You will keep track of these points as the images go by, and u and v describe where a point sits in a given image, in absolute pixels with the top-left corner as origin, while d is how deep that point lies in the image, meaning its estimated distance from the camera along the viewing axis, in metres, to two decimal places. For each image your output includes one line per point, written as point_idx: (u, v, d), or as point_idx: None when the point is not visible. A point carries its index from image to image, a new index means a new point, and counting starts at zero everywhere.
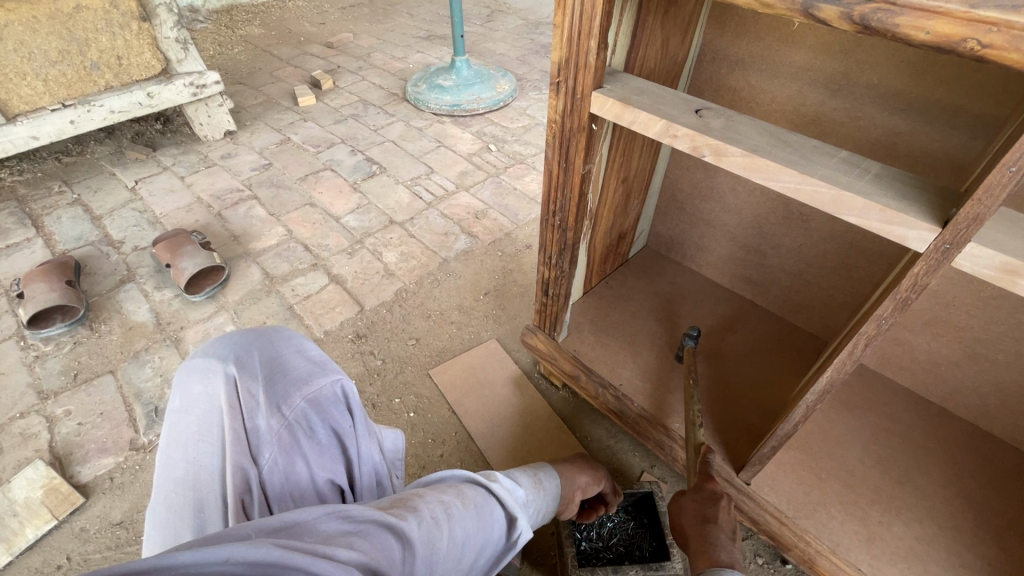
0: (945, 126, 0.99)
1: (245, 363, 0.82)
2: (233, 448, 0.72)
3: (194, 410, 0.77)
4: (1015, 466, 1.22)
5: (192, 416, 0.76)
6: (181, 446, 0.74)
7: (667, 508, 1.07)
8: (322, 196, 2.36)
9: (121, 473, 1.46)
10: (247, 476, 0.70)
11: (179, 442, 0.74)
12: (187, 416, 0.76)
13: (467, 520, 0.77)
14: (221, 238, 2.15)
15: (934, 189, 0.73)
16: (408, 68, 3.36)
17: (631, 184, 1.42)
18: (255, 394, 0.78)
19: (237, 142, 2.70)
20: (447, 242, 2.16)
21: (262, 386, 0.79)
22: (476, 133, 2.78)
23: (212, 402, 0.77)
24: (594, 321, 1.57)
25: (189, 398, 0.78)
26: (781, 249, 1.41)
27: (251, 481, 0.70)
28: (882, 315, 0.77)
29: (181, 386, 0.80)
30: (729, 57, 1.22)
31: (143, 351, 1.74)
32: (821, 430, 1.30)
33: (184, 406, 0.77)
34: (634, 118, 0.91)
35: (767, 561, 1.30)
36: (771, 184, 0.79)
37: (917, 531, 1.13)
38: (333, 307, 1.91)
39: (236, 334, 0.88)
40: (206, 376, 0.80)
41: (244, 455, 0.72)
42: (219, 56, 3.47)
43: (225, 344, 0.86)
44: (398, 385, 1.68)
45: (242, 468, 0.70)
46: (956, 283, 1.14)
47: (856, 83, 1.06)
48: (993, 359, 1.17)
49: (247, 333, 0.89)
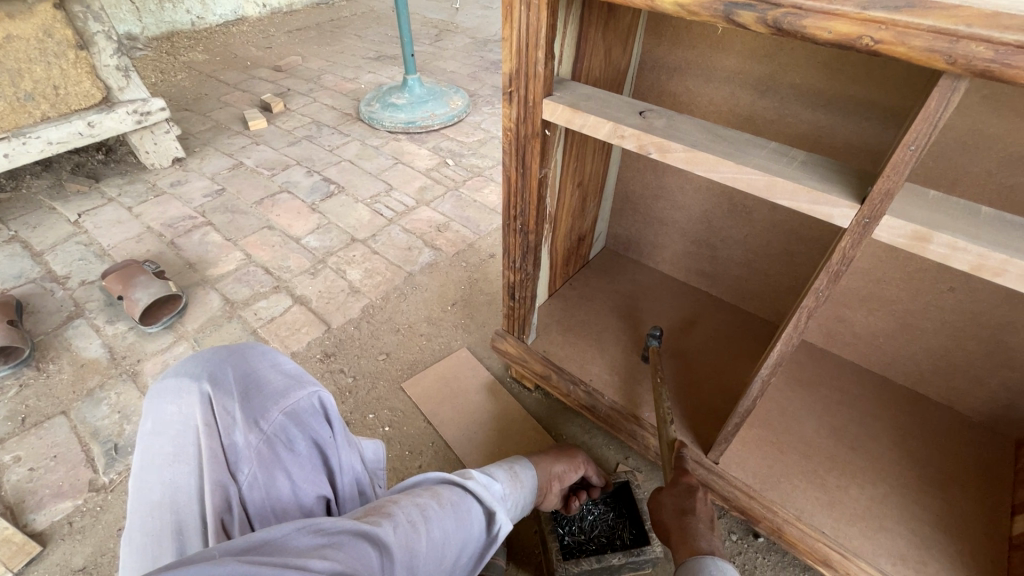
0: (861, 119, 1.10)
1: (219, 380, 0.81)
2: (211, 467, 0.71)
3: (168, 432, 0.75)
4: (950, 424, 1.34)
5: (167, 437, 0.75)
6: (155, 469, 0.72)
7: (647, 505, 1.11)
8: (279, 219, 2.33)
9: (81, 517, 1.39)
10: (227, 493, 0.69)
11: (153, 465, 0.73)
12: (160, 438, 0.75)
13: (445, 520, 0.79)
14: (176, 267, 2.09)
15: (852, 172, 0.82)
16: (360, 88, 3.37)
17: (586, 187, 1.49)
18: (230, 409, 0.77)
19: (187, 168, 2.63)
20: (411, 256, 2.17)
21: (237, 401, 0.79)
22: (432, 148, 2.82)
23: (188, 421, 0.76)
24: (561, 322, 1.62)
25: (162, 419, 0.77)
26: (729, 241, 1.51)
27: (231, 498, 0.70)
28: (819, 288, 0.84)
29: (153, 408, 0.78)
30: (668, 64, 1.31)
31: (97, 388, 1.67)
32: (778, 406, 1.38)
33: (158, 427, 0.76)
34: (584, 122, 0.97)
35: (741, 536, 1.37)
36: (712, 176, 0.86)
37: (870, 491, 1.22)
38: (299, 328, 1.89)
39: (207, 351, 0.87)
40: (179, 397, 0.78)
41: (223, 473, 0.71)
42: (162, 84, 3.39)
43: (196, 363, 0.84)
44: (371, 401, 1.67)
45: (222, 486, 0.70)
46: (884, 260, 1.25)
47: (782, 84, 1.17)
48: (922, 328, 1.28)
49: (219, 350, 0.87)
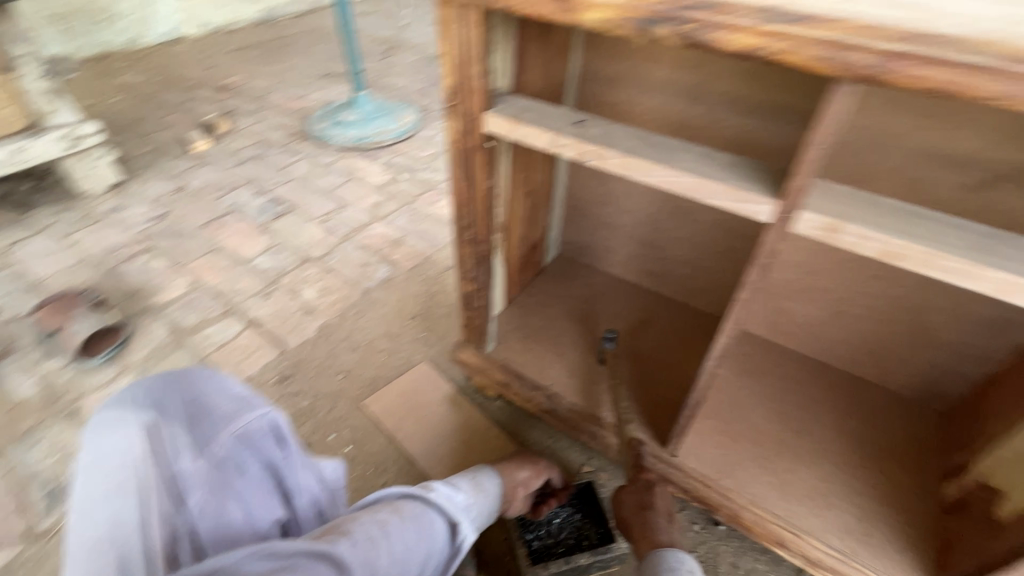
0: (783, 123, 1.18)
1: (162, 406, 0.78)
2: (156, 498, 0.68)
3: None
4: (884, 402, 1.43)
5: (105, 470, 0.70)
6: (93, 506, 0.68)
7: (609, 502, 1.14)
8: (228, 241, 2.27)
9: (18, 567, 1.30)
10: (174, 524, 0.67)
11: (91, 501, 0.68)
12: None
13: (406, 533, 0.79)
14: (117, 296, 2.00)
15: (772, 171, 0.88)
16: (308, 106, 3.33)
17: (536, 196, 1.52)
18: (176, 437, 0.75)
19: (126, 193, 2.53)
20: (368, 272, 2.15)
21: (183, 428, 0.76)
22: (385, 164, 2.81)
23: (129, 452, 0.72)
24: (519, 329, 1.64)
25: None
26: (674, 242, 1.57)
27: (178, 529, 0.67)
28: (750, 280, 0.90)
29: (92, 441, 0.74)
30: (605, 76, 1.37)
31: (33, 429, 1.57)
32: (729, 397, 1.45)
33: None
34: (524, 133, 1.00)
35: (703, 526, 1.41)
36: (646, 179, 0.91)
37: (817, 471, 1.29)
38: (252, 351, 1.84)
39: (150, 378, 0.83)
40: (120, 427, 0.74)
41: (170, 503, 0.68)
42: (96, 107, 3.25)
43: (137, 390, 0.80)
44: (331, 421, 1.64)
45: (168, 517, 0.67)
46: (814, 253, 1.33)
47: (710, 92, 1.24)
48: (853, 314, 1.38)
49: (163, 376, 0.84)
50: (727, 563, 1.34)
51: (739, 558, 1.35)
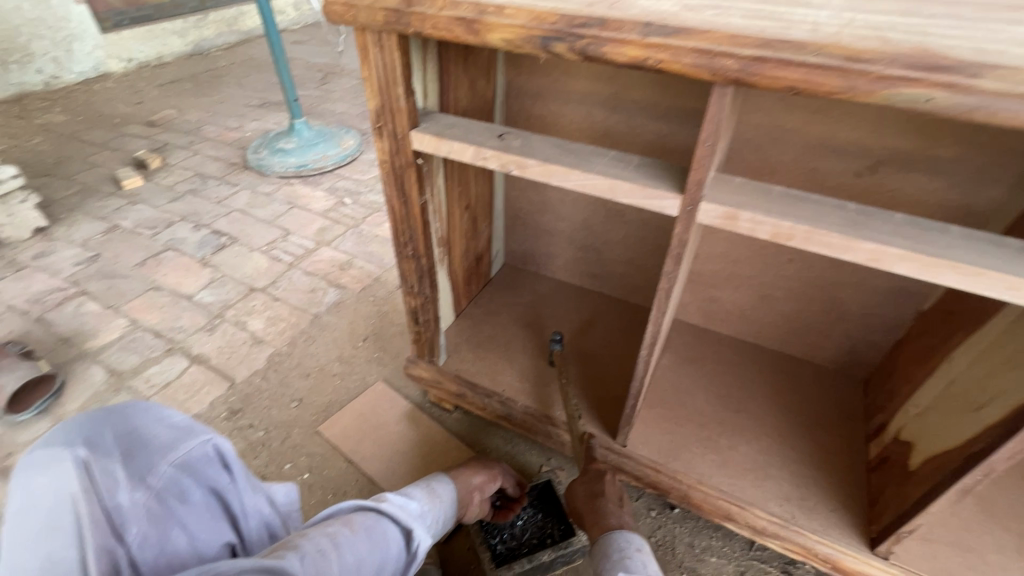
0: (692, 125, 1.28)
1: (93, 441, 0.75)
2: (94, 531, 0.65)
3: (36, 504, 0.66)
4: (812, 375, 1.54)
5: (33, 510, 0.65)
6: (21, 549, 0.62)
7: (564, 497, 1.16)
8: (167, 278, 2.20)
9: None
10: (115, 556, 0.64)
11: (18, 544, 0.63)
12: (26, 512, 0.65)
13: (358, 543, 0.80)
14: (47, 344, 1.90)
15: (678, 169, 0.96)
16: (245, 136, 3.29)
17: (474, 209, 1.57)
18: (112, 470, 0.72)
19: (52, 237, 2.42)
20: (316, 298, 2.14)
21: (118, 461, 0.74)
22: (328, 189, 2.80)
23: (59, 488, 0.67)
24: (470, 339, 1.68)
25: (29, 492, 0.67)
26: (610, 243, 1.65)
27: (119, 561, 0.65)
28: (668, 270, 0.97)
29: (14, 484, 0.69)
30: (530, 91, 1.45)
31: None
32: (672, 385, 1.53)
33: (25, 503, 0.66)
34: (450, 148, 1.05)
35: (659, 511, 1.47)
36: (566, 184, 0.97)
37: (756, 445, 1.38)
38: (199, 388, 1.79)
39: (77, 415, 0.79)
40: (47, 464, 0.70)
41: (109, 535, 0.66)
42: (13, 150, 3.09)
43: (63, 428, 0.76)
44: (286, 451, 1.62)
45: (108, 550, 0.64)
46: (735, 242, 1.44)
47: (626, 101, 1.33)
48: (775, 296, 1.49)
49: (93, 412, 0.80)
50: (684, 544, 1.41)
51: (695, 537, 1.42)
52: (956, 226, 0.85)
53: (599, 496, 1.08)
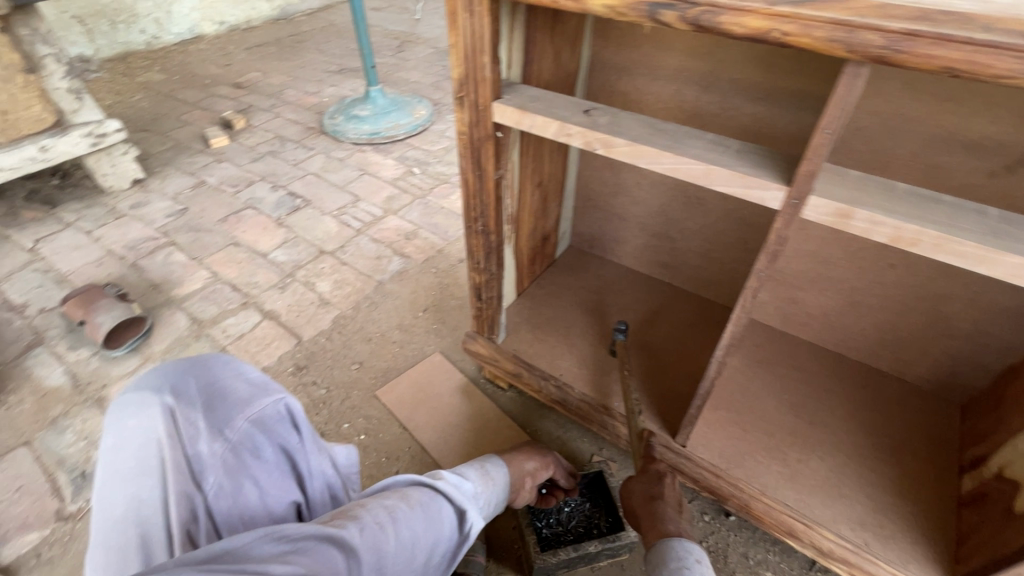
0: (796, 109, 1.16)
1: (180, 391, 0.81)
2: (175, 478, 0.71)
3: (130, 445, 0.74)
4: (901, 394, 1.41)
5: (128, 451, 0.74)
6: (118, 484, 0.71)
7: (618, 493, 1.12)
8: (245, 235, 2.31)
9: (48, 548, 1.35)
10: (192, 503, 0.70)
11: (115, 479, 0.72)
12: (122, 451, 0.74)
13: (414, 520, 0.80)
14: (139, 289, 2.05)
15: (782, 157, 0.87)
16: (322, 101, 3.37)
17: (546, 187, 1.52)
18: (194, 420, 0.77)
19: (147, 189, 2.59)
20: (381, 265, 2.18)
21: (200, 412, 0.78)
22: (398, 158, 2.83)
23: (150, 434, 0.75)
24: (530, 320, 1.65)
25: (124, 433, 0.76)
26: (686, 232, 1.56)
27: (196, 508, 0.70)
28: (759, 269, 0.89)
29: (114, 422, 0.78)
30: (616, 65, 1.36)
31: (62, 417, 1.63)
32: (741, 388, 1.44)
33: (120, 441, 0.76)
34: (532, 122, 1.01)
35: (713, 516, 1.41)
36: (654, 167, 0.90)
37: (830, 463, 1.28)
38: (269, 342, 1.88)
39: (169, 363, 0.86)
40: (140, 409, 0.78)
41: (188, 483, 0.71)
42: (118, 105, 3.33)
43: (156, 375, 0.83)
44: (345, 411, 1.67)
45: (187, 496, 0.70)
46: (829, 242, 1.31)
47: (722, 80, 1.23)
48: (869, 304, 1.35)
49: (181, 362, 0.86)
50: (738, 554, 1.34)
51: (750, 549, 1.35)
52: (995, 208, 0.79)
53: (658, 498, 1.03)
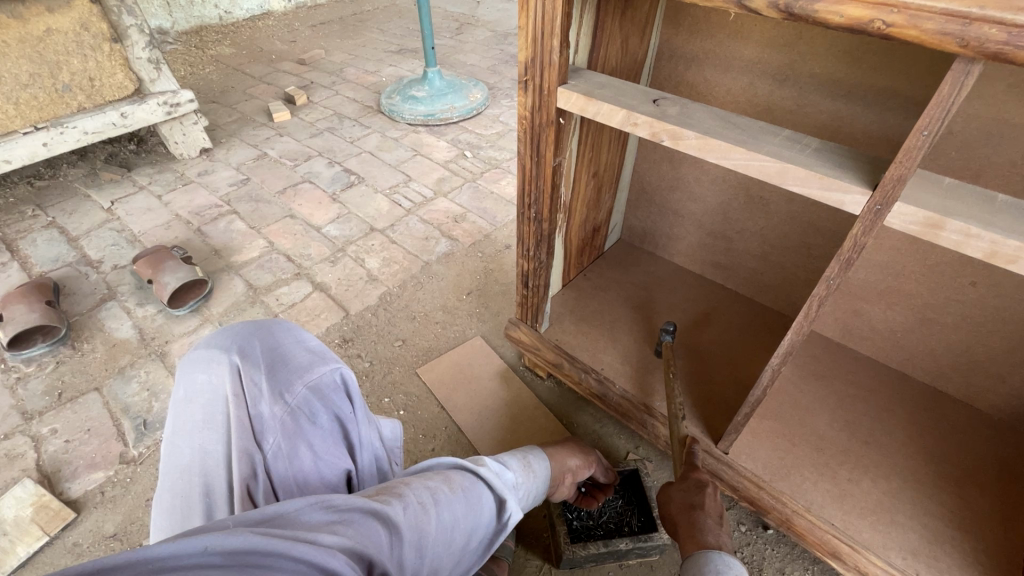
0: (881, 109, 1.08)
1: (246, 353, 0.86)
2: (238, 435, 0.76)
3: (200, 400, 0.81)
4: (968, 420, 1.32)
5: (199, 405, 0.80)
6: (187, 434, 0.78)
7: (656, 498, 1.09)
8: (302, 208, 2.39)
9: (112, 487, 1.46)
10: (252, 461, 0.74)
11: (185, 431, 0.79)
12: (192, 405, 0.80)
13: (455, 504, 0.81)
14: (202, 253, 2.16)
15: (865, 159, 0.82)
16: (381, 81, 3.42)
17: (602, 178, 1.49)
18: (257, 381, 0.81)
19: (214, 159, 2.71)
20: (429, 246, 2.20)
21: (264, 374, 0.82)
22: (451, 141, 2.85)
23: (218, 391, 0.81)
24: (574, 311, 1.63)
25: (194, 387, 0.82)
26: (744, 233, 1.50)
27: (256, 466, 0.74)
28: (829, 276, 0.84)
29: (186, 377, 0.84)
30: (685, 55, 1.31)
31: (128, 367, 1.75)
32: (791, 399, 1.38)
33: (190, 395, 0.82)
34: (597, 110, 0.98)
35: (750, 528, 1.37)
36: (724, 163, 0.87)
37: (883, 486, 1.21)
38: (318, 313, 1.94)
39: (236, 326, 0.92)
40: (210, 367, 0.84)
41: (249, 441, 0.76)
42: (191, 77, 3.48)
43: (226, 336, 0.89)
44: (387, 385, 1.71)
45: (248, 455, 0.74)
46: (902, 252, 1.23)
47: (801, 73, 1.16)
48: (942, 322, 1.26)
49: (248, 325, 0.92)
50: (773, 568, 1.30)
51: (787, 564, 1.31)
52: (1011, 197, 0.76)
53: (698, 507, 0.99)
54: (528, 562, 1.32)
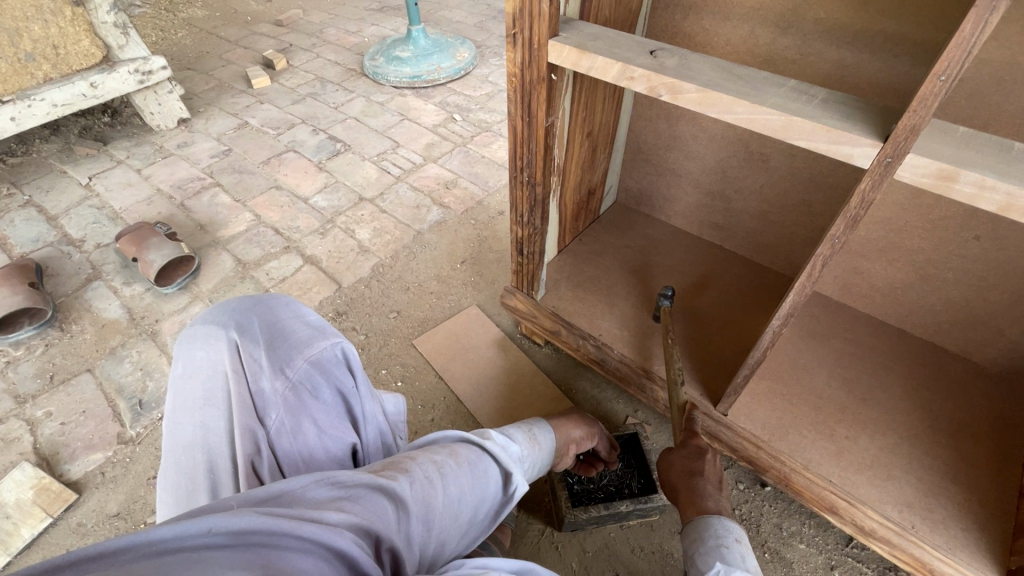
0: (889, 56, 1.03)
1: (244, 327, 0.82)
2: (240, 411, 0.73)
3: (198, 376, 0.78)
4: (965, 375, 1.32)
5: (197, 382, 0.78)
6: (188, 411, 0.76)
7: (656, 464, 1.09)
8: (288, 178, 2.32)
9: (112, 467, 1.46)
10: (255, 437, 0.72)
11: (186, 407, 0.76)
12: (191, 381, 0.78)
13: (462, 477, 0.80)
14: (188, 229, 2.10)
15: (874, 109, 0.77)
16: (363, 42, 3.26)
17: (596, 138, 1.44)
18: (257, 356, 0.78)
19: (192, 129, 2.61)
20: (420, 214, 2.15)
21: (263, 349, 0.80)
22: (439, 103, 2.74)
23: (216, 366, 0.78)
24: (570, 277, 1.60)
25: (193, 363, 0.79)
26: (743, 192, 1.46)
27: (260, 442, 0.73)
28: (835, 234, 0.81)
29: (183, 352, 0.81)
30: (682, 2, 1.24)
31: (120, 347, 1.72)
32: (789, 359, 1.37)
33: (188, 371, 0.79)
34: (591, 64, 0.93)
35: (748, 486, 1.39)
36: (725, 117, 0.82)
37: (880, 442, 1.22)
38: (311, 287, 1.91)
39: (233, 301, 0.88)
40: (207, 342, 0.80)
41: (251, 417, 0.73)
42: (162, 42, 3.31)
43: (222, 311, 0.86)
44: (383, 357, 1.70)
45: (250, 431, 0.72)
46: (906, 207, 1.20)
47: (805, 20, 1.09)
48: (943, 278, 1.24)
49: (244, 300, 0.88)
50: (771, 524, 1.32)
51: (784, 520, 1.33)
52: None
53: (699, 473, 0.99)
54: (531, 526, 1.34)
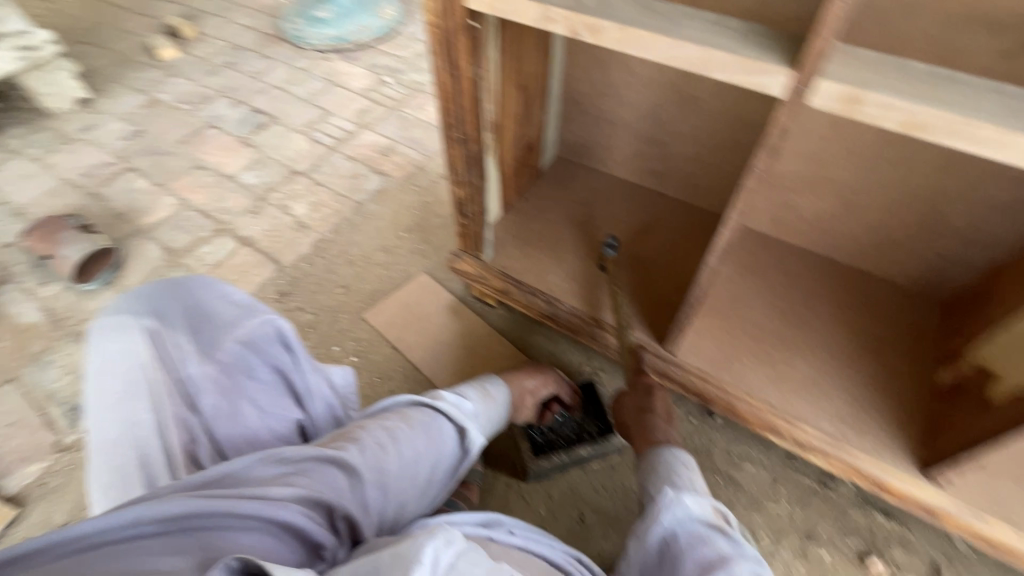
0: None
1: (162, 314, 0.78)
2: (170, 400, 0.72)
3: (114, 370, 0.72)
4: (886, 293, 1.42)
5: (113, 376, 0.72)
6: (108, 408, 0.70)
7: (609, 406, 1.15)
8: (211, 156, 2.16)
9: (53, 477, 1.38)
10: (189, 425, 0.73)
11: (104, 405, 0.71)
12: (107, 377, 0.72)
13: (415, 439, 0.80)
14: (104, 219, 1.94)
15: (787, 37, 0.78)
16: (278, 3, 3.03)
17: (529, 89, 1.40)
18: (180, 343, 0.76)
19: (96, 110, 2.38)
20: (358, 184, 2.07)
21: (187, 335, 0.78)
22: (368, 66, 2.60)
23: (134, 358, 0.73)
24: (516, 235, 1.60)
25: (105, 357, 0.73)
26: (677, 136, 1.48)
27: (194, 429, 0.73)
28: (758, 166, 0.83)
29: (93, 347, 0.74)
30: None
31: (44, 352, 1.60)
32: (730, 295, 1.43)
33: (102, 366, 0.73)
34: (509, 7, 0.90)
35: (699, 418, 1.46)
36: (647, 55, 0.81)
37: (813, 363, 1.31)
38: (249, 269, 1.82)
39: (144, 286, 0.81)
40: (119, 334, 0.74)
41: (182, 405, 0.73)
42: (47, 14, 2.96)
43: (133, 298, 0.79)
44: (335, 334, 1.66)
45: (183, 419, 0.72)
46: (827, 138, 1.24)
47: None
48: (863, 204, 1.31)
49: (156, 284, 0.81)
50: (721, 450, 1.41)
51: (733, 445, 1.42)
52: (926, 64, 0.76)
53: (649, 410, 1.04)
54: (498, 480, 1.37)
